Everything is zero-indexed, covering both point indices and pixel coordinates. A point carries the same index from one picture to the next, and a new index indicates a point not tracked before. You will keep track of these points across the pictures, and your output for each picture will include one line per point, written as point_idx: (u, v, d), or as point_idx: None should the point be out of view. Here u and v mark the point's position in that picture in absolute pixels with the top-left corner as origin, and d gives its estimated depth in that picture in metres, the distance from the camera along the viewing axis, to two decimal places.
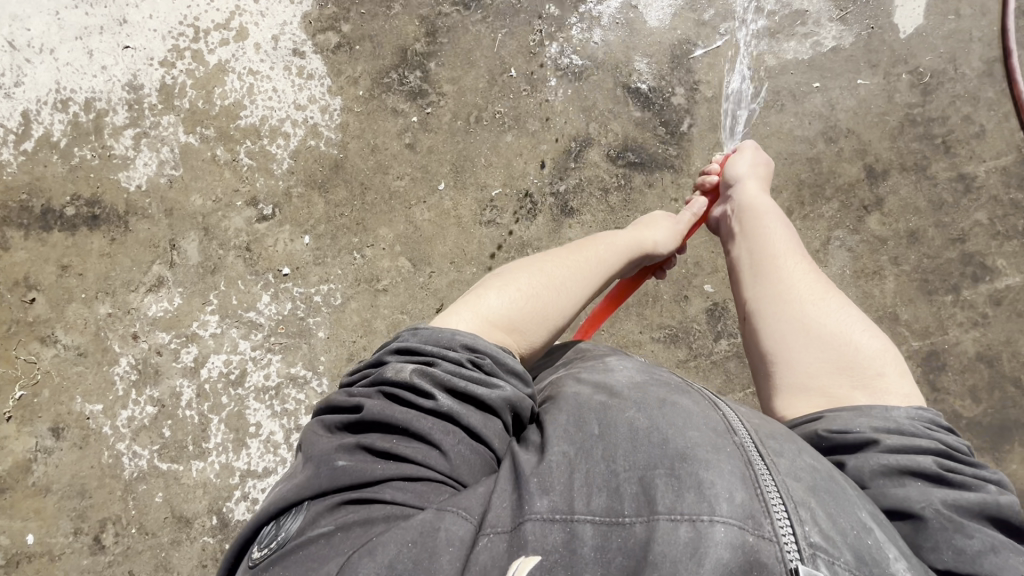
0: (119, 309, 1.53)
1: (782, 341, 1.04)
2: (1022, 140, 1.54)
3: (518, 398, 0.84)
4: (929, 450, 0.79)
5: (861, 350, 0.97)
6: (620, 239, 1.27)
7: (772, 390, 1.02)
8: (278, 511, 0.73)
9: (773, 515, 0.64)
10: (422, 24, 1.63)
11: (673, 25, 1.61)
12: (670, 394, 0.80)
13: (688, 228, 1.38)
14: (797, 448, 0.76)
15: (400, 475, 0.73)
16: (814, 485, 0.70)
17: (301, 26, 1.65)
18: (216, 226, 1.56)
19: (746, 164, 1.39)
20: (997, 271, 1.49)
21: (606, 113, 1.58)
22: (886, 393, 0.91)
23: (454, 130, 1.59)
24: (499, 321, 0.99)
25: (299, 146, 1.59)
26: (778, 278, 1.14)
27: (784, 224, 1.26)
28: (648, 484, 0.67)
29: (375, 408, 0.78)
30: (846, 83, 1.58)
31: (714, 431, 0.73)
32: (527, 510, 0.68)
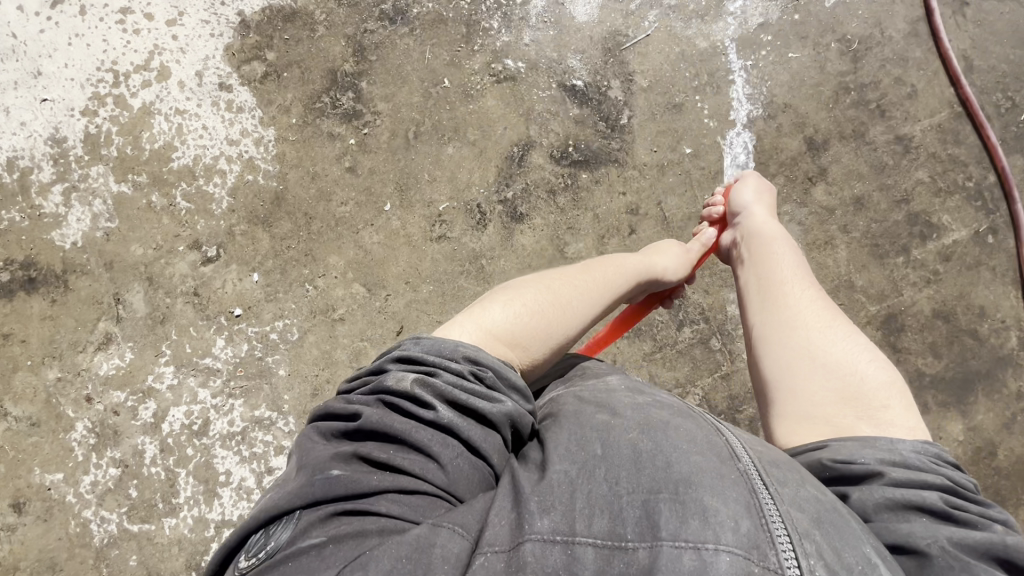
0: (69, 373, 1.48)
1: (788, 368, 1.06)
2: (953, 95, 1.56)
3: (517, 413, 0.85)
4: (935, 486, 0.81)
5: (866, 382, 1.00)
6: (630, 265, 1.29)
7: (776, 416, 1.04)
8: (268, 519, 0.71)
9: (778, 546, 0.64)
10: (349, 43, 1.60)
11: (601, 19, 1.60)
12: (673, 417, 0.81)
13: (697, 255, 1.39)
14: (800, 480, 0.77)
15: (396, 487, 0.72)
16: (819, 518, 0.70)
17: (224, 58, 1.60)
18: (160, 274, 1.51)
19: (751, 193, 1.42)
20: (944, 228, 1.51)
21: (544, 114, 1.56)
22: (890, 425, 0.94)
23: (394, 148, 1.56)
24: (502, 336, 0.99)
25: (236, 183, 1.54)
26: (785, 307, 1.16)
27: (793, 254, 1.28)
28: (651, 508, 0.67)
29: (374, 418, 0.77)
30: (779, 58, 1.59)
31: (718, 457, 0.73)
32: (527, 530, 0.67)
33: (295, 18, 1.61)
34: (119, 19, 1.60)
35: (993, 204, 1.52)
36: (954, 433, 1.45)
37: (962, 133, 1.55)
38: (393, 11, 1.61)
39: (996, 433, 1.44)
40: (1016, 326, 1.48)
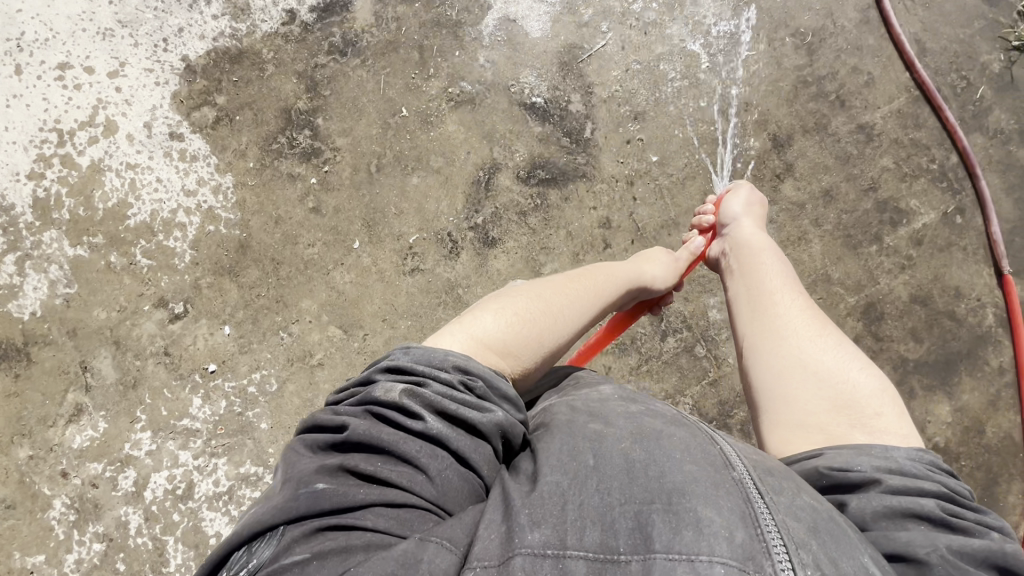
0: (41, 449, 1.42)
1: (780, 376, 1.05)
2: (910, 79, 1.57)
3: (509, 423, 0.80)
4: (932, 493, 0.79)
5: (858, 390, 0.99)
6: (621, 273, 1.28)
7: (770, 424, 1.02)
8: (250, 536, 0.67)
9: (774, 556, 0.62)
10: (300, 80, 1.56)
11: (554, 33, 1.58)
12: (667, 425, 0.78)
13: (686, 264, 1.39)
14: (795, 488, 0.74)
15: (383, 500, 0.68)
16: (815, 526, 0.68)
17: (172, 106, 1.55)
18: (127, 337, 1.46)
19: (742, 203, 1.41)
20: (913, 212, 1.52)
21: (507, 135, 1.54)
22: (886, 433, 0.92)
23: (357, 183, 1.52)
24: (493, 344, 0.96)
25: (197, 235, 1.50)
26: (775, 315, 1.16)
27: (781, 263, 1.28)
28: (643, 519, 0.64)
29: (360, 429, 0.72)
30: (735, 57, 1.58)
31: (713, 465, 0.71)
32: (517, 543, 0.63)
33: (243, 59, 1.57)
34: (58, 75, 1.54)
35: (958, 183, 1.53)
36: (942, 415, 1.46)
37: (922, 116, 1.56)
38: (342, 43, 1.57)
39: (982, 412, 1.46)
40: (992, 303, 1.49)
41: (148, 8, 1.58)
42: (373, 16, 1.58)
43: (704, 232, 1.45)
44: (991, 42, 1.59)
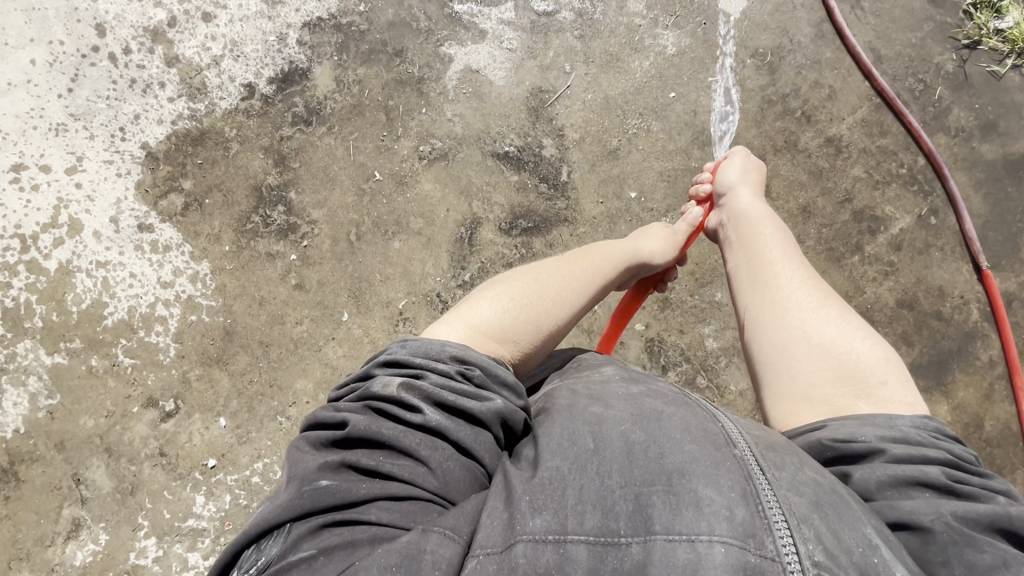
0: (41, 571, 1.36)
1: (784, 349, 1.06)
2: (870, 88, 1.60)
3: (509, 411, 0.79)
4: (936, 460, 0.79)
5: (862, 359, 0.99)
6: (619, 251, 1.28)
7: (774, 396, 1.04)
8: (255, 535, 0.66)
9: (775, 531, 0.63)
10: (267, 154, 1.53)
11: (518, 79, 1.58)
12: (668, 406, 0.78)
13: (685, 236, 1.40)
14: (799, 464, 0.74)
15: (386, 494, 0.68)
16: (818, 501, 0.68)
17: (138, 197, 1.50)
18: (118, 442, 1.41)
19: (739, 170, 1.43)
20: (889, 218, 1.55)
21: (484, 187, 1.53)
22: (889, 402, 0.92)
23: (338, 254, 1.49)
24: (491, 331, 0.96)
25: (179, 326, 1.45)
26: (775, 289, 1.17)
27: (781, 235, 1.29)
28: (644, 501, 0.65)
29: (361, 424, 0.72)
30: (699, 84, 1.60)
31: (714, 445, 0.72)
32: (518, 529, 0.63)
33: (205, 140, 1.53)
34: (12, 178, 1.49)
35: (928, 185, 1.57)
36: (941, 415, 1.49)
37: (886, 123, 1.59)
38: (305, 112, 1.55)
39: (979, 406, 1.49)
40: (976, 299, 1.52)
41: (100, 97, 1.54)
42: (334, 81, 1.56)
43: (701, 202, 1.47)
44: (941, 43, 1.63)
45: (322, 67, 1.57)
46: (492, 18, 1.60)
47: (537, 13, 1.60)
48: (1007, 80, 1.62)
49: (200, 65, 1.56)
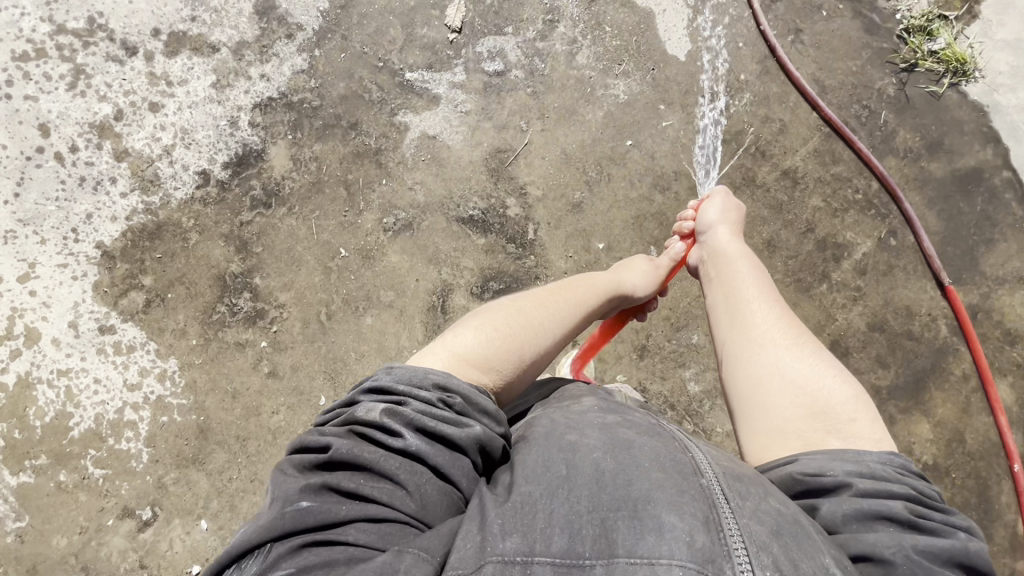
0: None
1: (756, 385, 1.04)
2: (819, 118, 1.64)
3: (488, 436, 0.79)
4: (901, 495, 0.79)
5: (834, 397, 0.97)
6: (601, 283, 1.30)
7: (749, 429, 1.01)
8: (238, 555, 0.66)
9: (734, 559, 0.64)
10: (228, 241, 1.50)
11: (476, 141, 1.58)
12: (640, 436, 0.80)
13: (666, 271, 1.41)
14: (764, 493, 0.76)
15: (364, 515, 0.68)
16: (778, 529, 0.70)
17: (96, 298, 1.46)
18: (94, 559, 1.35)
19: (719, 210, 1.42)
20: (851, 244, 1.58)
21: (452, 253, 1.52)
22: (857, 439, 0.91)
23: (309, 336, 1.46)
24: (475, 361, 0.95)
25: (150, 428, 1.40)
26: (750, 325, 1.16)
27: (758, 273, 1.29)
28: (609, 526, 0.66)
29: (342, 448, 0.73)
30: (654, 129, 1.62)
31: (681, 472, 0.73)
32: (488, 551, 0.63)
33: (163, 232, 1.50)
34: None
35: (884, 208, 1.61)
36: (923, 433, 1.52)
37: (837, 151, 1.63)
38: (263, 194, 1.53)
39: (959, 421, 1.52)
40: (943, 315, 1.55)
41: (48, 199, 1.50)
42: (291, 161, 1.55)
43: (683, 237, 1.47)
44: (881, 68, 1.69)
45: (277, 147, 1.55)
46: (444, 83, 1.61)
47: (488, 74, 1.62)
48: (947, 98, 1.67)
49: (152, 156, 1.53)
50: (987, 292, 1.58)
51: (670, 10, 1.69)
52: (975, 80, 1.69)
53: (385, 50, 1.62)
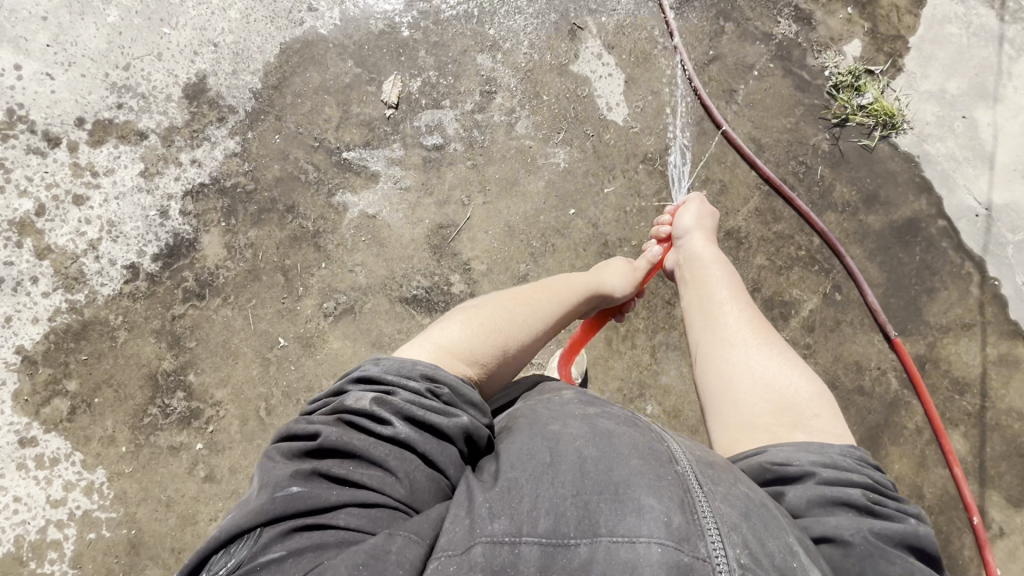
0: None
1: (727, 382, 1.06)
2: (758, 176, 1.66)
3: (475, 426, 0.80)
4: (860, 483, 0.81)
5: (800, 394, 0.99)
6: (582, 281, 1.30)
7: (722, 421, 1.03)
8: (226, 539, 0.65)
9: (707, 536, 0.65)
10: (160, 338, 1.43)
11: (417, 218, 1.55)
12: (618, 424, 0.78)
13: (644, 272, 1.41)
14: (735, 478, 0.76)
15: (355, 500, 0.68)
16: (749, 511, 0.70)
17: (16, 409, 1.37)
18: None
19: (694, 216, 1.47)
20: (797, 301, 1.60)
21: (396, 336, 1.48)
22: (822, 434, 0.92)
23: (249, 434, 1.40)
24: (460, 354, 0.95)
25: (76, 547, 1.31)
26: (721, 325, 1.18)
27: (730, 277, 1.32)
28: (591, 508, 0.66)
29: (331, 436, 0.72)
30: (595, 194, 1.62)
31: (658, 459, 0.72)
32: (476, 532, 0.65)
33: (89, 332, 1.42)
34: None
35: (827, 262, 1.62)
36: None
37: (777, 209, 1.65)
38: (197, 285, 1.47)
39: (915, 474, 1.52)
40: (892, 367, 1.56)
41: None
42: (225, 248, 1.50)
43: (660, 241, 1.51)
44: (814, 123, 1.72)
45: (210, 235, 1.50)
46: (382, 160, 1.58)
47: (427, 148, 1.60)
48: (879, 151, 1.71)
49: (76, 252, 1.47)
50: (933, 341, 1.59)
51: (607, 76, 1.71)
52: (904, 132, 1.73)
53: (321, 129, 1.59)
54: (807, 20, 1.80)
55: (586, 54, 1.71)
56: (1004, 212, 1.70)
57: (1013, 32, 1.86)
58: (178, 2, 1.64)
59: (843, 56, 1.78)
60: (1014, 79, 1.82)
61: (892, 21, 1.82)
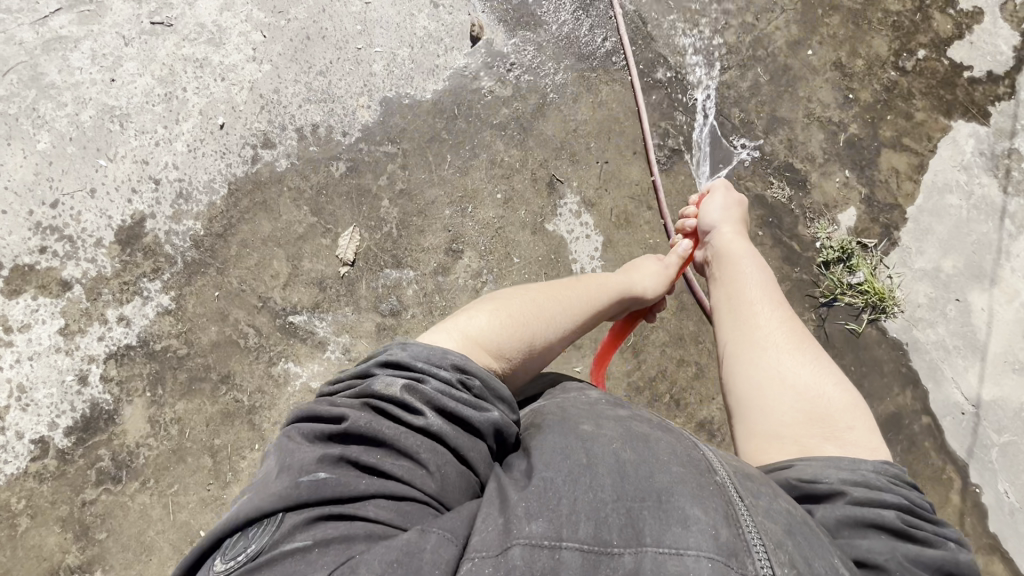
0: None
1: (760, 383, 1.09)
2: None
3: (504, 423, 0.82)
4: (895, 506, 0.83)
5: (833, 405, 1.02)
6: (614, 283, 1.31)
7: (749, 427, 1.06)
8: (249, 520, 0.67)
9: (754, 553, 0.68)
10: (66, 526, 1.30)
11: None
12: (653, 431, 0.82)
13: (674, 269, 1.43)
14: (771, 492, 0.79)
15: (384, 493, 0.70)
16: (790, 528, 0.74)
17: None
18: None
19: (721, 206, 1.48)
20: None
21: None
22: (853, 446, 0.96)
23: None
24: (486, 345, 0.98)
25: None
26: (755, 328, 1.20)
27: (762, 275, 1.33)
28: (634, 516, 0.69)
29: (361, 422, 0.74)
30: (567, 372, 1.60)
31: (696, 470, 0.76)
32: (515, 534, 0.66)
33: None
34: None
35: None
36: None
37: None
38: (113, 465, 1.33)
39: None
40: None
41: None
42: (147, 423, 1.36)
43: (688, 236, 1.51)
44: (799, 302, 1.64)
45: (133, 406, 1.36)
46: (331, 325, 1.45)
47: (382, 313, 1.47)
48: (866, 336, 1.64)
49: None
50: None
51: (583, 237, 1.59)
52: (895, 316, 1.65)
53: (265, 287, 1.45)
54: (802, 184, 1.71)
55: (563, 211, 1.60)
56: (991, 410, 1.61)
57: (1015, 204, 1.76)
58: (119, 129, 1.50)
59: (836, 226, 1.69)
60: (1013, 258, 1.72)
61: (891, 188, 1.73)
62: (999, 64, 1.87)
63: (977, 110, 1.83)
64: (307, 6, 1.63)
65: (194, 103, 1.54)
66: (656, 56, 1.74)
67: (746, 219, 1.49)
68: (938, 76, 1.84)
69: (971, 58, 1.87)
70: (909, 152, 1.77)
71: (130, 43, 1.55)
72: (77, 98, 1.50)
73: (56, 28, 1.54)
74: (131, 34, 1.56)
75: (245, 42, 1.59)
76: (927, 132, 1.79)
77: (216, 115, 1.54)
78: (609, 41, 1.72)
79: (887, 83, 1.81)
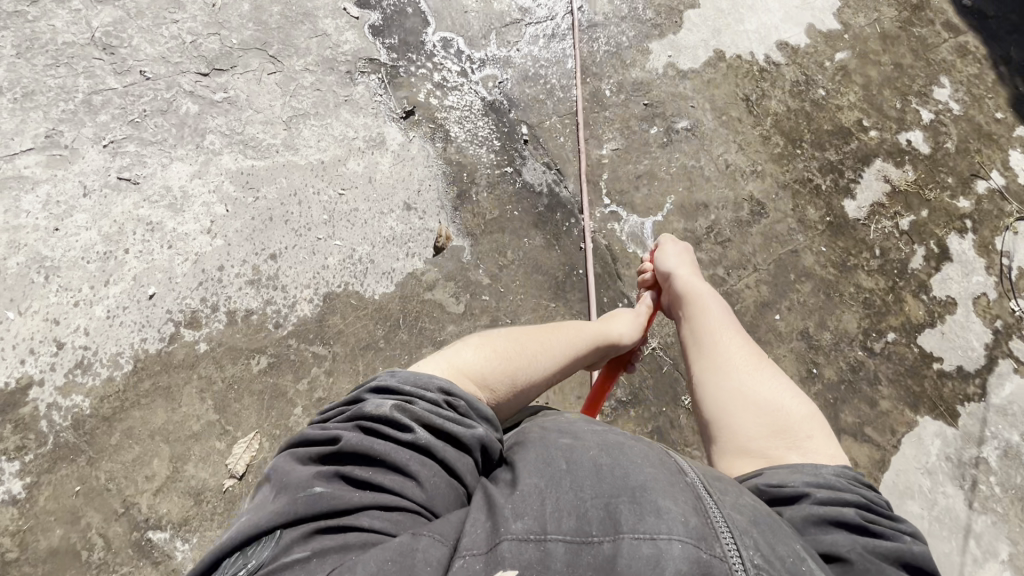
0: None
1: (725, 407, 1.14)
2: None
3: (489, 439, 0.84)
4: (854, 503, 0.85)
5: (792, 416, 1.09)
6: (585, 333, 1.32)
7: (719, 447, 1.11)
8: (246, 541, 0.67)
9: (722, 539, 0.68)
10: None
11: None
12: (627, 440, 0.83)
13: (645, 318, 1.50)
14: (737, 492, 0.82)
15: (378, 503, 0.70)
16: (756, 521, 0.75)
17: None
18: None
19: (675, 254, 1.57)
20: None
21: None
22: (815, 453, 1.02)
23: None
24: (471, 375, 1.02)
25: None
26: (718, 352, 1.26)
27: (721, 305, 1.40)
28: (612, 509, 0.69)
29: (354, 439, 0.74)
30: None
31: (668, 471, 0.77)
32: (503, 531, 0.67)
33: None
34: None
35: None
36: None
37: None
38: None
39: None
40: None
41: None
42: None
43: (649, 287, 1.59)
44: None
45: None
46: (193, 549, 1.27)
47: None
48: None
49: None
50: None
51: None
52: None
53: (134, 490, 1.29)
54: None
55: None
56: None
57: (982, 523, 1.62)
58: (42, 281, 1.43)
59: None
60: None
61: None
62: (971, 360, 1.82)
63: (945, 408, 1.75)
64: (280, 188, 1.63)
65: (131, 267, 1.48)
66: (620, 295, 1.72)
67: (695, 261, 1.59)
68: (907, 362, 1.79)
69: (942, 349, 1.83)
70: (871, 442, 1.68)
71: (89, 194, 1.53)
72: (11, 241, 1.45)
73: (20, 167, 1.53)
74: (93, 185, 1.54)
75: (206, 212, 1.57)
76: (891, 424, 1.71)
77: (149, 283, 1.47)
78: (574, 272, 1.71)
79: (854, 362, 1.76)
